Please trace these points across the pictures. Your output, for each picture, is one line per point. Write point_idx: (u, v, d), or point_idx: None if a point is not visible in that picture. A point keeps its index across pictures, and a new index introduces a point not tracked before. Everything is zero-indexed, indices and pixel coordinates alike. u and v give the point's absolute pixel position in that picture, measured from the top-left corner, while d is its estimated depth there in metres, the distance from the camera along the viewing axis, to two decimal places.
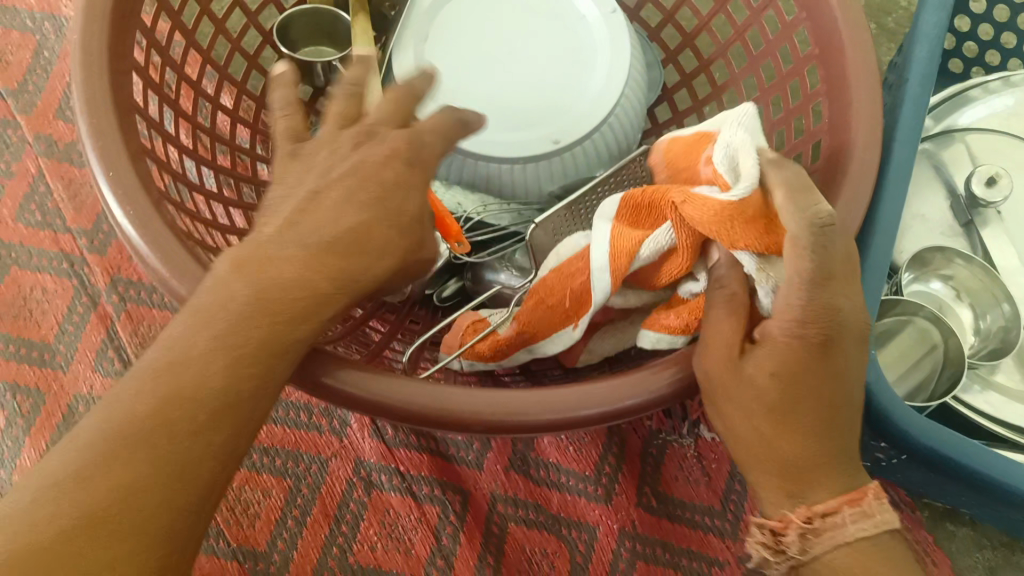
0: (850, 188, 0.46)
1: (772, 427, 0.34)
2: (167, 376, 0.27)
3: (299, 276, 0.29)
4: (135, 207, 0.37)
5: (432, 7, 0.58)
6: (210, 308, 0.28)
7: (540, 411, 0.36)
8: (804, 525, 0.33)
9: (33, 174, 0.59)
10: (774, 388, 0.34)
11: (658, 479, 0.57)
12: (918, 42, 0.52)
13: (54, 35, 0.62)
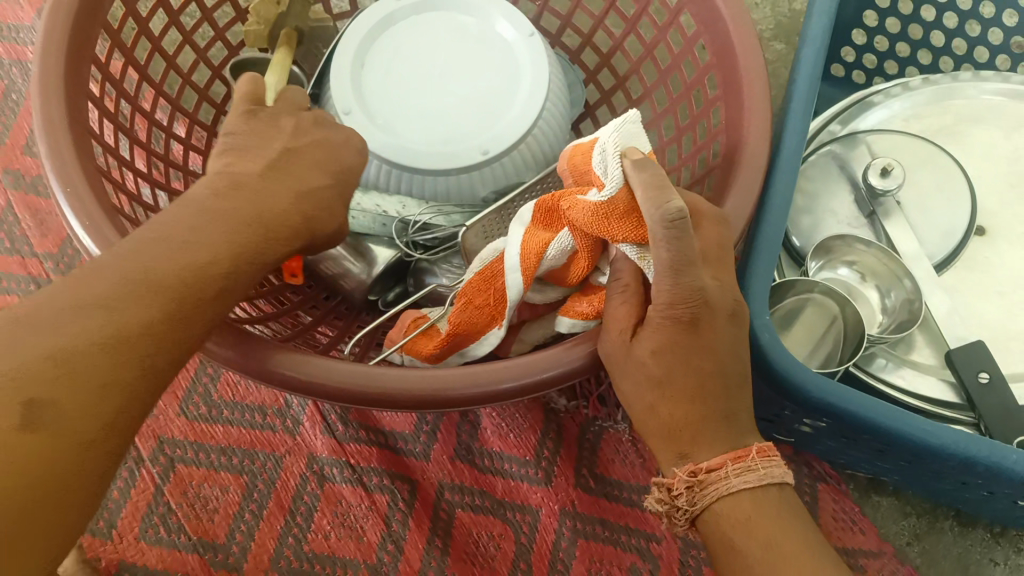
0: (744, 176, 0.52)
1: (654, 393, 0.41)
2: (169, 260, 0.32)
3: (283, 214, 0.36)
4: (85, 213, 0.41)
5: (367, 38, 0.63)
6: (208, 217, 0.34)
7: (453, 385, 0.40)
8: (692, 476, 0.40)
9: (1, 206, 0.63)
10: (652, 362, 0.41)
11: (595, 462, 0.61)
12: (805, 47, 0.59)
13: (20, 79, 0.67)
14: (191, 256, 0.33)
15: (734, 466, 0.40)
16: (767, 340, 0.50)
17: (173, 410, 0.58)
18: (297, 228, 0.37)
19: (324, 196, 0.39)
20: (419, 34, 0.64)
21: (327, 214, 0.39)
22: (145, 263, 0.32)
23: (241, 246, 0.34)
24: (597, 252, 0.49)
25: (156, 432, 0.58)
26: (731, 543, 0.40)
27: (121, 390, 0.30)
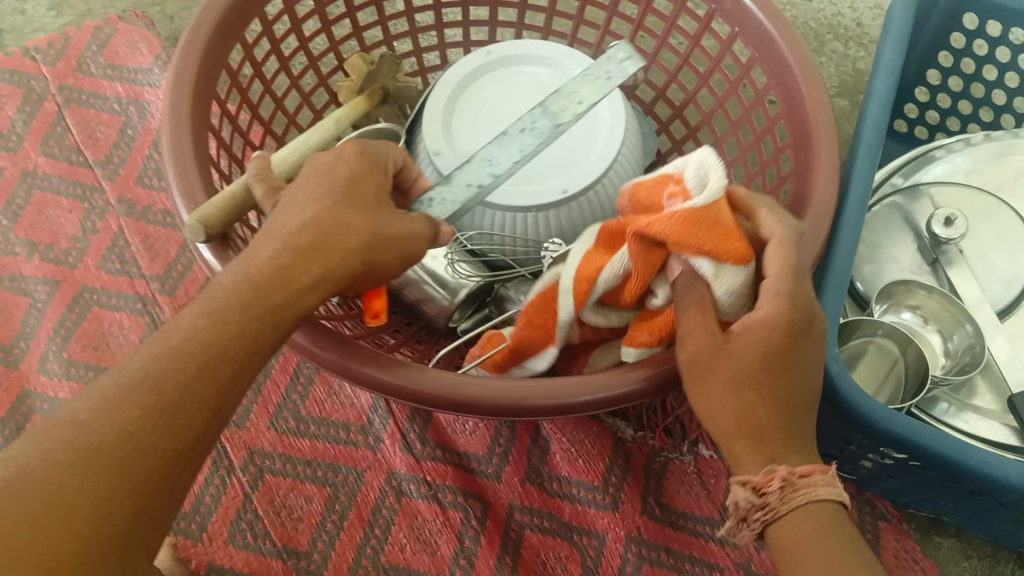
0: (813, 211, 0.55)
1: (755, 391, 0.37)
2: (157, 350, 0.32)
3: (292, 256, 0.35)
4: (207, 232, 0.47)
5: (458, 89, 0.69)
6: (206, 296, 0.34)
7: (537, 398, 0.42)
8: (789, 475, 0.36)
9: (114, 231, 0.69)
10: (762, 357, 0.37)
11: (660, 491, 0.63)
12: (871, 102, 0.62)
13: (137, 116, 0.73)
14: (175, 339, 0.33)
15: (819, 474, 0.37)
16: (834, 369, 0.52)
17: (264, 424, 0.62)
18: (309, 263, 0.35)
19: (323, 225, 0.36)
20: (506, 87, 0.69)
21: (333, 242, 0.36)
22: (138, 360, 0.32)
23: (234, 311, 0.34)
24: (652, 276, 0.44)
25: (247, 444, 0.61)
26: (801, 557, 0.36)
27: (131, 471, 0.30)
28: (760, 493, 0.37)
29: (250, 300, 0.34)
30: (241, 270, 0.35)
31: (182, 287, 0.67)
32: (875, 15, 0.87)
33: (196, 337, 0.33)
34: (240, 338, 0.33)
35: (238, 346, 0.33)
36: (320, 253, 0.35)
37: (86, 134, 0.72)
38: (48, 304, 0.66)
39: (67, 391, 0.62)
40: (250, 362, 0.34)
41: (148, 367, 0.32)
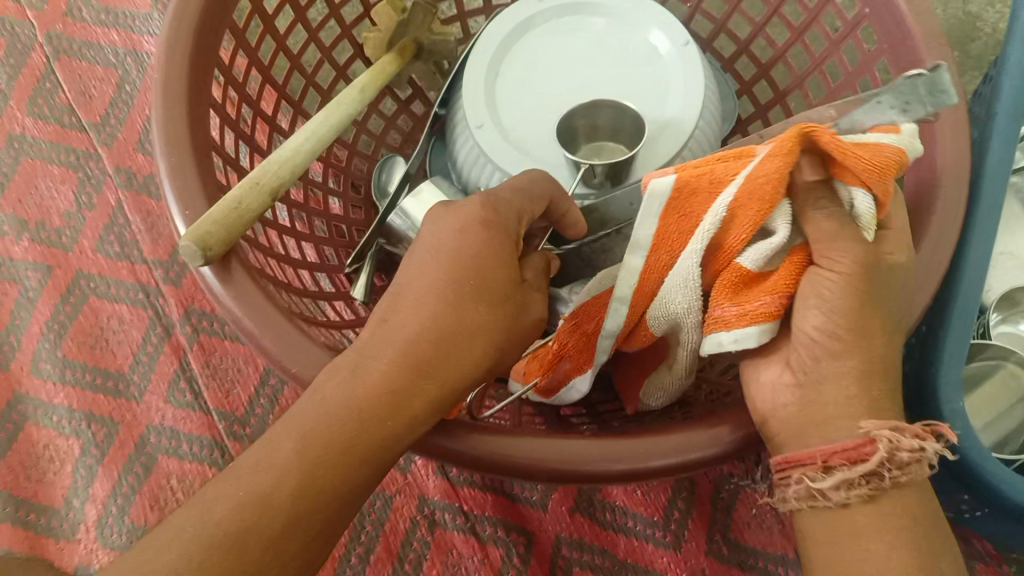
0: (942, 219, 0.35)
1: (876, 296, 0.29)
2: (237, 495, 0.25)
3: (411, 371, 0.27)
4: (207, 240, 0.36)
5: (502, 45, 0.58)
6: (297, 417, 0.27)
7: (609, 461, 0.31)
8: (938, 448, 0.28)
9: (112, 206, 0.60)
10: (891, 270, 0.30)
11: (729, 526, 0.55)
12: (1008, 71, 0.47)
13: (134, 69, 0.63)
14: (262, 481, 0.25)
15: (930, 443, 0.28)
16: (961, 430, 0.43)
17: None
18: (427, 377, 0.28)
19: (445, 331, 0.28)
20: (561, 43, 0.58)
21: (452, 353, 0.28)
22: (216, 506, 0.25)
23: (338, 446, 0.26)
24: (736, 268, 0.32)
25: None
26: (889, 543, 0.27)
27: None
28: (857, 463, 0.28)
29: (356, 433, 0.26)
30: (338, 387, 0.27)
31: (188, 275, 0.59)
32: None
33: (291, 479, 0.25)
34: (349, 473, 0.26)
35: (345, 487, 0.26)
36: (438, 366, 0.28)
37: (77, 91, 0.63)
38: (39, 294, 0.58)
39: (63, 397, 0.56)
40: (357, 498, 0.27)
41: (232, 515, 0.25)
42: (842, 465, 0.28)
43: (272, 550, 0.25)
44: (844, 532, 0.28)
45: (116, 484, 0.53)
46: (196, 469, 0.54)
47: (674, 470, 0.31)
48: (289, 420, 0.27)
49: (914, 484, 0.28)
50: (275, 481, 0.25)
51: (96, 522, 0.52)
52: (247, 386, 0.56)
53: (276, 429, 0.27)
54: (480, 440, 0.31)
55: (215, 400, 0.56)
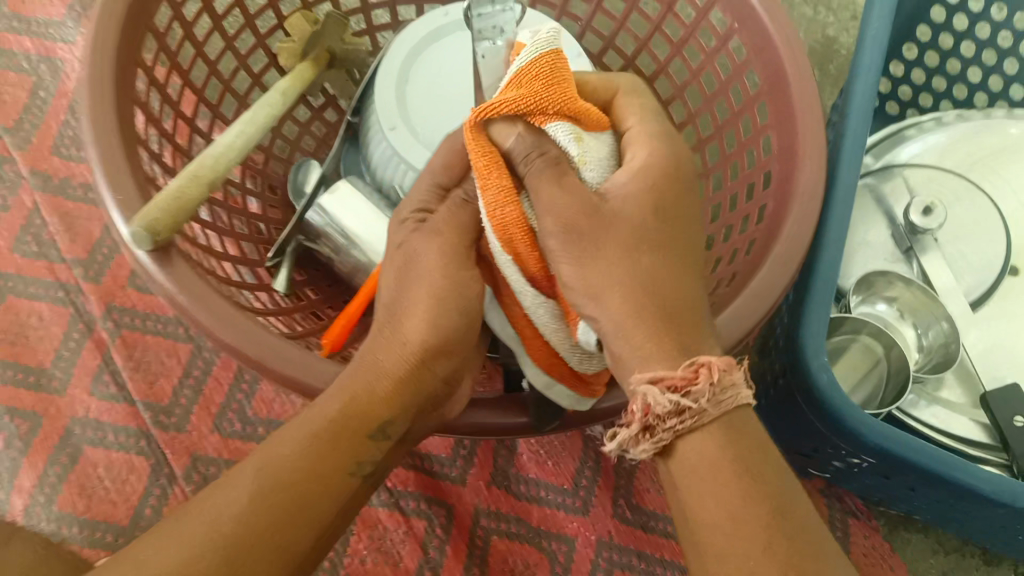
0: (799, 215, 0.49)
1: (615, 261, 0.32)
2: (210, 509, 0.30)
3: (366, 398, 0.34)
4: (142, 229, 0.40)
5: (413, 52, 0.62)
6: (267, 453, 0.32)
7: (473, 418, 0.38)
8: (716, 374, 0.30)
9: (29, 207, 0.61)
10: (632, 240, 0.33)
11: (632, 491, 0.60)
12: (858, 80, 0.56)
13: (49, 76, 0.64)
14: (230, 506, 0.30)
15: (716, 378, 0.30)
16: (828, 382, 0.49)
17: (207, 427, 0.57)
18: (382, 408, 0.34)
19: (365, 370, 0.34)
20: (466, 51, 0.63)
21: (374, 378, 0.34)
22: (198, 520, 0.30)
23: (313, 466, 0.32)
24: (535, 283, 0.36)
25: (188, 449, 0.56)
26: (732, 501, 0.29)
27: None
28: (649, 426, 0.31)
29: (324, 457, 0.32)
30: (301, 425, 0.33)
31: (109, 272, 0.60)
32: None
33: (261, 498, 0.31)
34: (306, 499, 0.31)
35: (302, 512, 0.31)
36: (367, 400, 0.34)
37: None
38: None
39: None
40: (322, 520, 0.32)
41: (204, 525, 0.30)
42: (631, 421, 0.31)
43: (261, 550, 0.30)
44: (678, 479, 0.31)
45: (42, 476, 0.54)
46: (123, 458, 0.55)
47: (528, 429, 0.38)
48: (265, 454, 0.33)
49: (733, 411, 0.31)
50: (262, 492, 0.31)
51: (22, 512, 0.54)
52: (171, 378, 0.58)
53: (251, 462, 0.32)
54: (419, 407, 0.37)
55: (139, 392, 0.57)
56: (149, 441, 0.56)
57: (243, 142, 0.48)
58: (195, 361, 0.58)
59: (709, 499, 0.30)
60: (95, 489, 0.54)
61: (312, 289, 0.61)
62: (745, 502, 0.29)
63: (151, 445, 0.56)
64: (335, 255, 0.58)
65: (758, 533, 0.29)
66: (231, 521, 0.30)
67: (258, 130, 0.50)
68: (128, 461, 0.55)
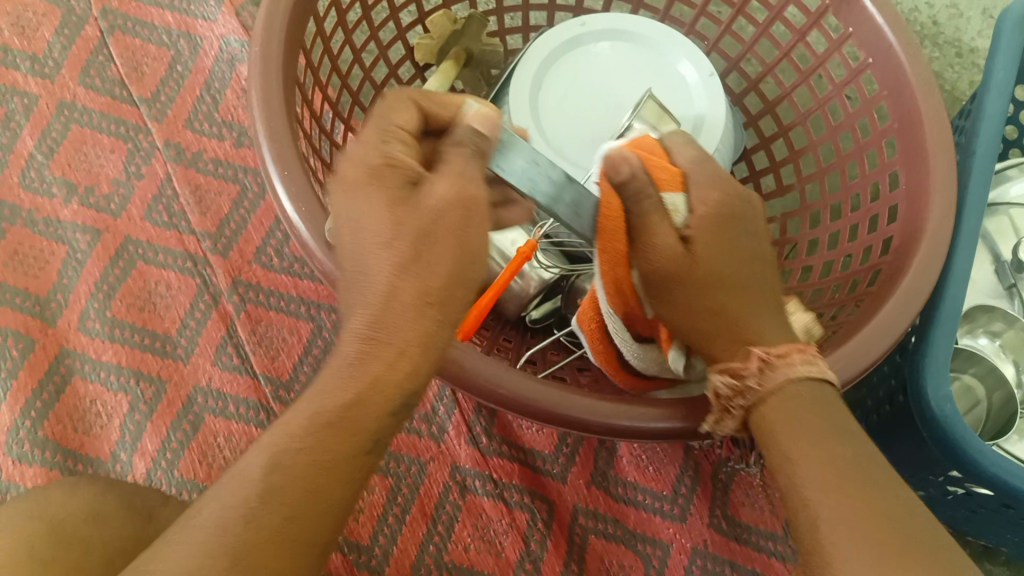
0: (932, 245, 0.45)
1: (715, 253, 0.34)
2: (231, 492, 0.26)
3: (412, 320, 0.28)
4: (306, 206, 0.40)
5: (548, 66, 0.64)
6: (291, 415, 0.28)
7: (626, 416, 0.34)
8: (762, 356, 0.33)
9: (161, 177, 0.63)
10: (745, 261, 0.35)
11: (727, 503, 0.61)
12: (988, 99, 0.52)
13: (187, 51, 0.66)
14: (276, 452, 0.27)
15: (801, 355, 0.33)
16: (953, 412, 0.47)
17: None
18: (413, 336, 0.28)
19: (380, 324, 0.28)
20: (598, 66, 0.65)
21: (394, 328, 0.28)
22: (227, 498, 0.26)
23: (362, 385, 0.28)
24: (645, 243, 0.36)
25: None
26: (802, 447, 0.31)
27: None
28: (736, 391, 0.34)
29: (364, 386, 0.28)
30: (328, 378, 0.29)
31: (236, 247, 0.62)
32: (952, 14, 0.74)
33: (287, 469, 0.27)
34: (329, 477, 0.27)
35: (325, 485, 0.27)
36: (383, 358, 0.28)
37: (130, 67, 0.65)
38: (88, 257, 0.60)
39: (111, 354, 0.58)
40: (353, 478, 0.28)
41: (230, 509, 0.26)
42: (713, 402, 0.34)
43: (322, 474, 0.27)
44: (764, 442, 0.33)
45: (164, 441, 0.56)
46: (243, 430, 0.57)
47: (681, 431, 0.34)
48: (287, 418, 0.28)
49: (787, 385, 0.33)
50: (311, 418, 0.28)
51: (143, 475, 0.55)
52: (292, 355, 0.59)
53: (272, 428, 0.28)
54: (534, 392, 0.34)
55: (261, 365, 0.59)
56: (268, 414, 0.57)
57: None
58: (315, 340, 0.60)
59: (792, 432, 0.32)
60: (215, 457, 0.56)
61: None
62: (827, 437, 0.31)
63: (269, 419, 0.58)
64: None
65: (851, 483, 0.29)
66: (283, 449, 0.27)
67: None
68: (247, 432, 0.57)
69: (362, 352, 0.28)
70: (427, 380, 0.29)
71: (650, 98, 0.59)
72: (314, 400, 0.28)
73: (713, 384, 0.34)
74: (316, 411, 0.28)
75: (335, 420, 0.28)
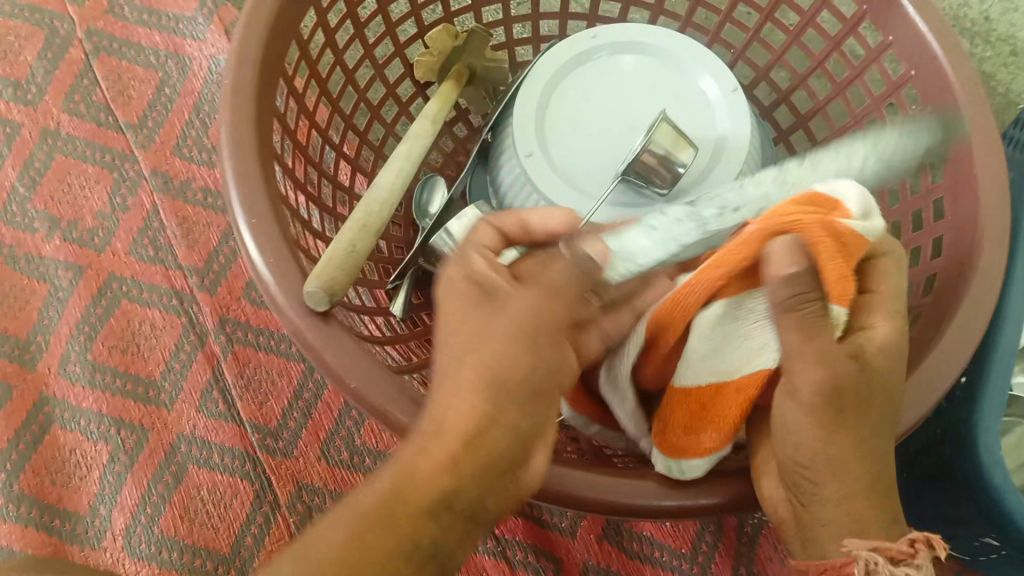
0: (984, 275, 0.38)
1: (883, 365, 0.31)
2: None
3: (468, 417, 0.27)
4: (277, 256, 0.39)
5: (558, 80, 0.59)
6: (345, 506, 0.27)
7: (653, 496, 0.32)
8: (919, 546, 0.29)
9: (148, 209, 0.60)
10: (885, 399, 0.31)
11: (753, 560, 0.55)
12: None
13: (176, 73, 0.63)
14: (331, 547, 0.26)
15: (925, 548, 0.29)
16: (1003, 482, 0.43)
17: (314, 454, 0.54)
18: (457, 429, 0.27)
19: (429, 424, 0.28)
20: (615, 79, 0.60)
21: (448, 415, 0.28)
22: None
23: (422, 481, 0.27)
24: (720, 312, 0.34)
25: (295, 477, 0.54)
26: None
27: None
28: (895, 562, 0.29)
29: (430, 480, 0.27)
30: (384, 471, 0.28)
31: (224, 283, 0.58)
32: (1008, 7, 0.66)
33: (324, 566, 0.26)
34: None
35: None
36: (434, 450, 0.27)
37: (116, 90, 0.62)
38: (70, 294, 0.57)
39: (91, 401, 0.55)
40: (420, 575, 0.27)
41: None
42: (837, 569, 0.30)
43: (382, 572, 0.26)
44: None
45: (144, 493, 0.53)
46: (228, 482, 0.53)
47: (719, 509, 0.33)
48: (341, 509, 0.27)
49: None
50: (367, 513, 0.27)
51: (122, 531, 0.52)
52: (280, 400, 0.55)
53: (327, 515, 0.27)
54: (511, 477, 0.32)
55: (248, 412, 0.55)
56: (254, 465, 0.54)
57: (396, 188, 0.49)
58: (305, 384, 0.56)
59: None
60: (196, 511, 0.53)
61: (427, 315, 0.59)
62: None
63: (256, 470, 0.54)
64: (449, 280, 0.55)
65: None
66: (336, 544, 0.26)
67: (414, 164, 0.52)
68: (232, 485, 0.53)
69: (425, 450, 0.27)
70: (478, 474, 0.27)
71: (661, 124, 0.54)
72: (371, 495, 0.27)
73: (893, 547, 0.29)
74: (379, 507, 0.27)
75: (388, 514, 0.27)
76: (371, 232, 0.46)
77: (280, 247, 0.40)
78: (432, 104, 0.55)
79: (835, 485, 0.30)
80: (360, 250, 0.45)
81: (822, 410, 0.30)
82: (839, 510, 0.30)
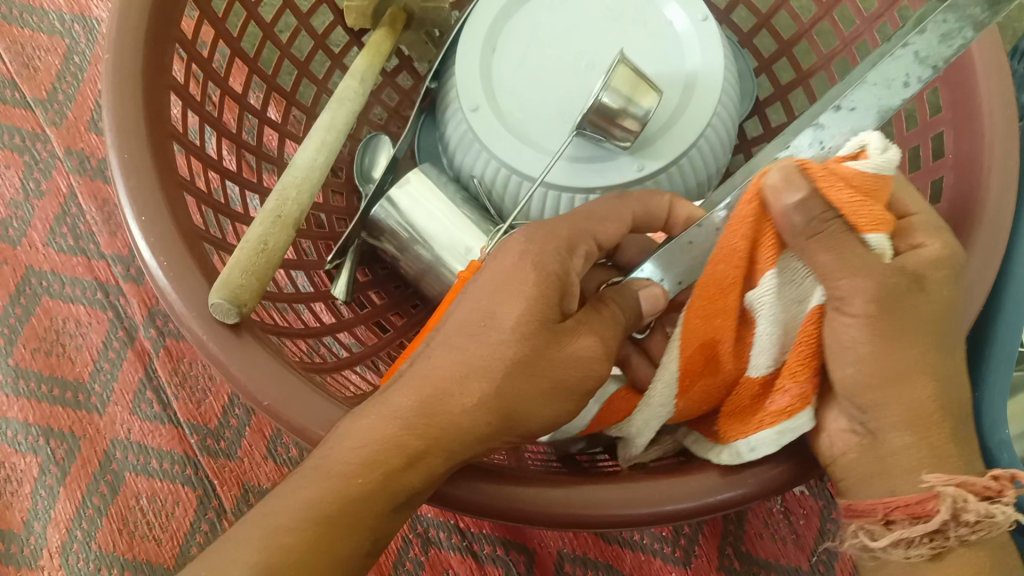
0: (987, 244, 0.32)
1: (931, 301, 0.28)
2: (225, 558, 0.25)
3: (460, 419, 0.27)
4: (170, 256, 0.32)
5: (504, 10, 0.49)
6: (313, 464, 0.26)
7: (616, 505, 0.29)
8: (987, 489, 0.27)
9: (64, 193, 0.54)
10: (934, 321, 0.29)
11: (741, 538, 0.51)
12: None
13: (83, 38, 0.57)
14: (290, 514, 0.26)
15: (1002, 499, 0.28)
16: None
17: (259, 454, 0.50)
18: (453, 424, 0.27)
19: (417, 396, 0.27)
20: (572, 6, 0.48)
21: (445, 411, 0.27)
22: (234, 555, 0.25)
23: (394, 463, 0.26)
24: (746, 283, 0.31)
25: (239, 480, 0.50)
26: None
27: None
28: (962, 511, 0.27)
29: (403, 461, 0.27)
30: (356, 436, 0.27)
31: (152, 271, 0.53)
32: None
33: (292, 530, 0.25)
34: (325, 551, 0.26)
35: (320, 554, 0.25)
36: (415, 449, 0.27)
37: (20, 62, 0.56)
38: None
39: (18, 409, 0.51)
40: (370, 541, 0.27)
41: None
42: (899, 516, 0.28)
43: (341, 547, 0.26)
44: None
45: (80, 507, 0.49)
46: (168, 489, 0.49)
47: (694, 514, 0.29)
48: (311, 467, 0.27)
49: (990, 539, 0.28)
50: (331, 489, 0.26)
51: (59, 549, 0.48)
52: (220, 397, 0.51)
53: (295, 475, 0.26)
54: (455, 501, 0.28)
55: (186, 412, 0.51)
56: (195, 470, 0.50)
57: (322, 159, 0.40)
58: None
59: None
60: (136, 525, 0.49)
61: (376, 293, 0.52)
62: None
63: (198, 474, 0.50)
64: (399, 255, 0.48)
65: None
66: (295, 511, 0.26)
67: (340, 137, 0.42)
68: (173, 493, 0.49)
69: (391, 437, 0.27)
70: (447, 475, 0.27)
71: (623, 58, 0.42)
72: (340, 459, 0.26)
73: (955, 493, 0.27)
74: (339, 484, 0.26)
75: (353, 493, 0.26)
76: (288, 223, 0.37)
77: (172, 244, 0.32)
78: (357, 58, 0.46)
79: (902, 410, 0.29)
80: (274, 247, 0.36)
81: (884, 322, 0.28)
82: (912, 451, 0.29)
